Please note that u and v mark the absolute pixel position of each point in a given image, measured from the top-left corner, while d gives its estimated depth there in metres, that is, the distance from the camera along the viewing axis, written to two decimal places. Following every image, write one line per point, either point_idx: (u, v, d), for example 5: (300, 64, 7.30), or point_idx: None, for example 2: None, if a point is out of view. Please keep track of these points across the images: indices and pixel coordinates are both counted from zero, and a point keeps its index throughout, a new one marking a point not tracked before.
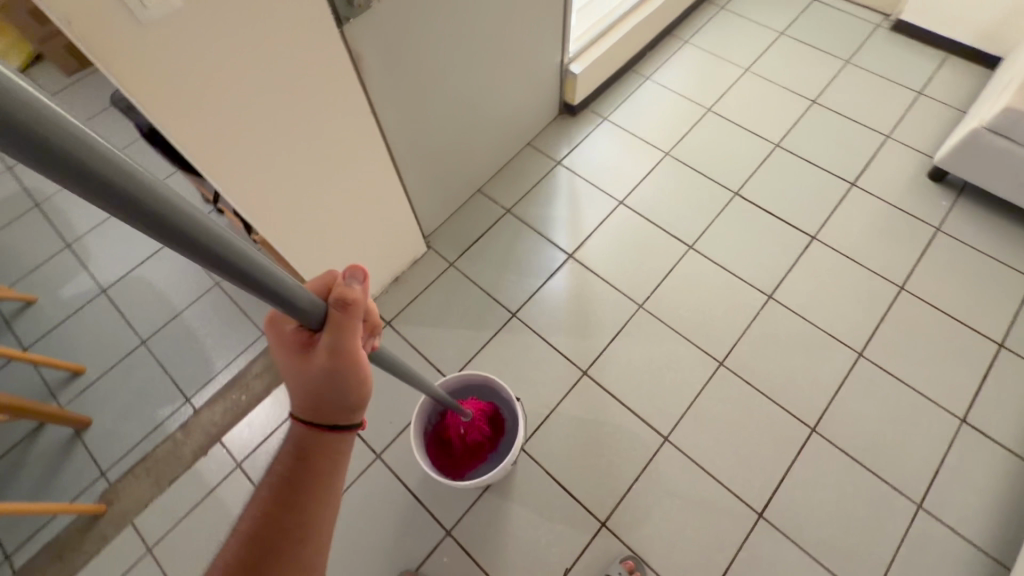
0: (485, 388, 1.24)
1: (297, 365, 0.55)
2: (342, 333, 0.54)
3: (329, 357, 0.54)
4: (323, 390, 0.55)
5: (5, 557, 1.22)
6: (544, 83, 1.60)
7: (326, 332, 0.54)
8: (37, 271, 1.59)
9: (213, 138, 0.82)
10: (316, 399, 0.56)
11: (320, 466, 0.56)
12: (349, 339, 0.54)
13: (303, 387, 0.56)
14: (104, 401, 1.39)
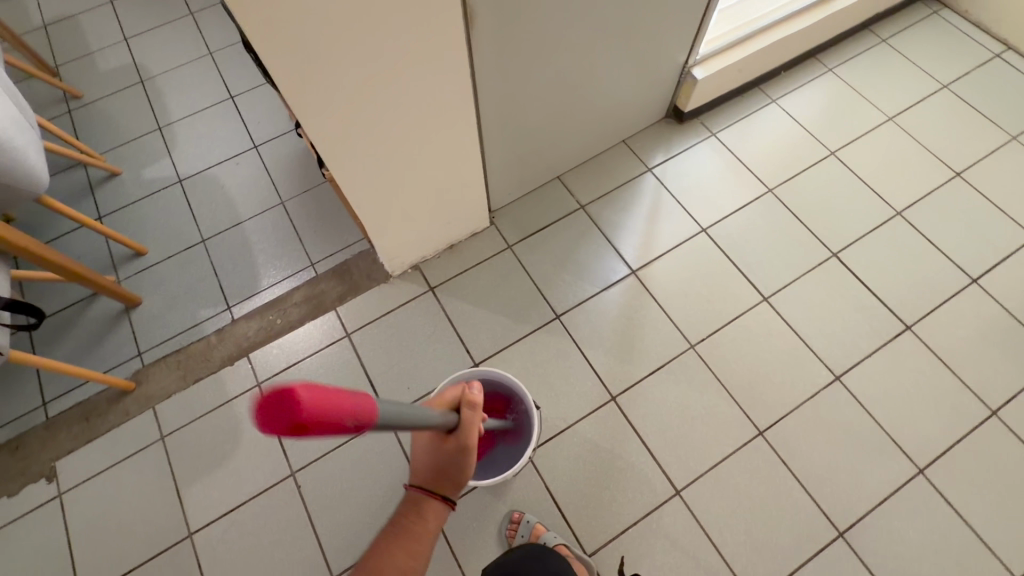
0: (510, 391, 1.18)
1: (431, 449, 0.75)
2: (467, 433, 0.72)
3: (457, 446, 0.72)
4: (443, 468, 0.75)
5: (42, 404, 1.32)
6: (659, 80, 1.47)
7: (459, 430, 0.72)
8: (128, 145, 1.66)
9: (302, 67, 0.78)
10: (436, 475, 0.75)
11: (424, 524, 0.74)
12: (473, 436, 0.73)
13: (430, 463, 0.75)
14: (155, 287, 1.45)
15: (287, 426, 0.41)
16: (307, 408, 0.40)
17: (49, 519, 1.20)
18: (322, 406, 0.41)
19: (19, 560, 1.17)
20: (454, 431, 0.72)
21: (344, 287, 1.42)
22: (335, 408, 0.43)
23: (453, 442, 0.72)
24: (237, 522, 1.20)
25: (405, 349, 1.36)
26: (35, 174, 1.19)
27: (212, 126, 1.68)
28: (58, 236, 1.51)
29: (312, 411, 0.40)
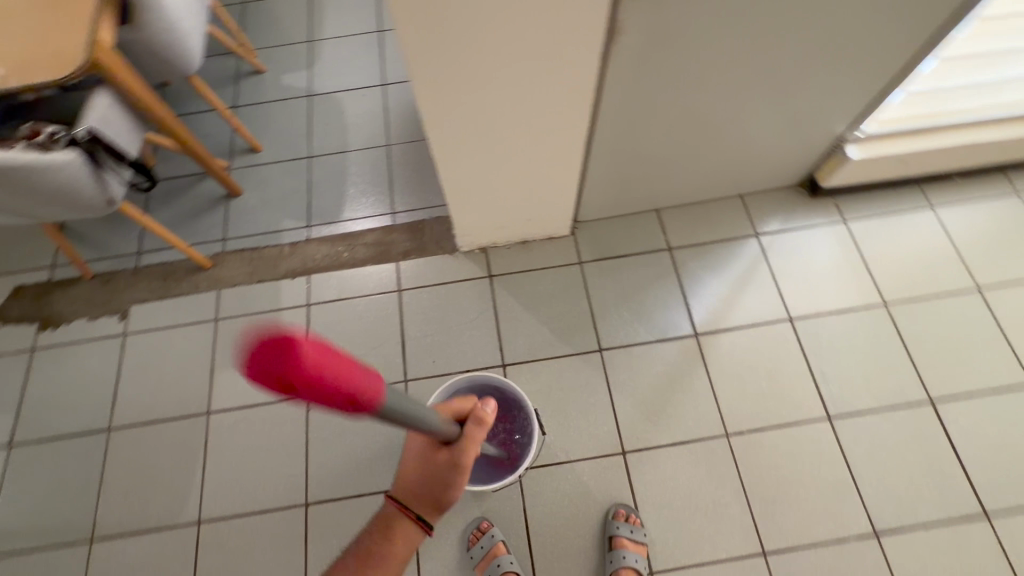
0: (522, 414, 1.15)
1: (421, 459, 0.73)
2: (464, 446, 0.70)
3: (450, 461, 0.71)
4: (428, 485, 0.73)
5: (135, 253, 1.49)
6: (804, 147, 1.31)
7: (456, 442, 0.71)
8: (278, 49, 1.77)
9: (428, 38, 0.76)
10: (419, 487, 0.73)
11: (401, 550, 0.73)
12: (467, 453, 0.70)
13: (414, 470, 0.73)
14: (256, 186, 1.57)
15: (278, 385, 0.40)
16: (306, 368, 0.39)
17: (110, 352, 1.37)
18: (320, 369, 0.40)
19: (79, 376, 1.35)
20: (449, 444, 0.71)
21: (412, 245, 1.45)
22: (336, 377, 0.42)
23: (445, 454, 0.71)
24: (247, 419, 1.30)
25: (444, 323, 1.37)
26: (189, 57, 1.30)
27: (353, 54, 1.75)
28: (197, 113, 1.66)
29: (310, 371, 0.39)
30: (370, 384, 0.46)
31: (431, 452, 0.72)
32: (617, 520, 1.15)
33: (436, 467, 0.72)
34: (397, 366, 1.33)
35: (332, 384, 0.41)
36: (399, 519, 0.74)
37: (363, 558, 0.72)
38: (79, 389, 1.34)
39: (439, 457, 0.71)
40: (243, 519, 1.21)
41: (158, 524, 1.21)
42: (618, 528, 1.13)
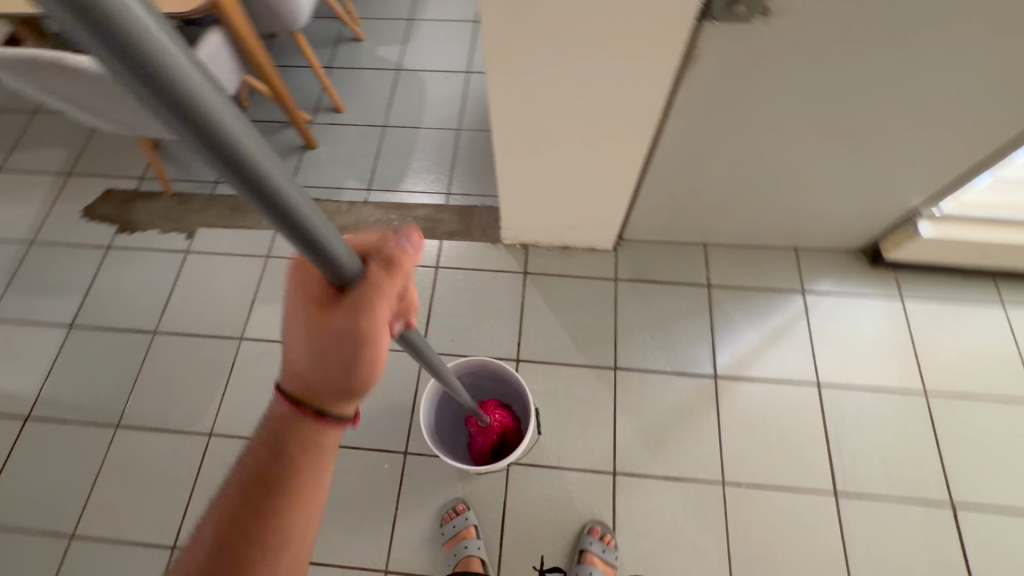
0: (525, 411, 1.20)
1: (298, 324, 0.47)
2: (357, 292, 0.45)
3: (346, 325, 0.45)
4: (327, 369, 0.48)
5: (212, 181, 1.62)
6: (872, 213, 1.26)
7: (344, 285, 0.45)
8: (380, 21, 1.88)
9: (507, 34, 0.80)
10: (306, 368, 0.48)
11: (309, 468, 0.51)
12: (360, 306, 0.45)
13: (292, 343, 0.48)
14: (330, 143, 1.67)
15: None
16: None
17: (171, 264, 1.51)
18: None
19: (141, 279, 1.50)
20: (336, 288, 0.46)
21: (458, 227, 1.51)
22: None
23: (330, 311, 0.45)
24: (273, 353, 1.39)
25: (471, 308, 1.41)
26: (297, 14, 1.40)
27: (447, 38, 1.82)
28: (294, 67, 1.79)
29: None
30: None
31: (311, 316, 0.46)
32: (590, 536, 1.15)
33: (325, 338, 0.46)
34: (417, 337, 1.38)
35: None
36: (295, 428, 0.50)
37: (246, 490, 0.50)
38: (138, 291, 1.48)
39: (322, 323, 0.46)
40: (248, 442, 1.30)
41: (175, 427, 1.32)
42: (590, 544, 1.14)
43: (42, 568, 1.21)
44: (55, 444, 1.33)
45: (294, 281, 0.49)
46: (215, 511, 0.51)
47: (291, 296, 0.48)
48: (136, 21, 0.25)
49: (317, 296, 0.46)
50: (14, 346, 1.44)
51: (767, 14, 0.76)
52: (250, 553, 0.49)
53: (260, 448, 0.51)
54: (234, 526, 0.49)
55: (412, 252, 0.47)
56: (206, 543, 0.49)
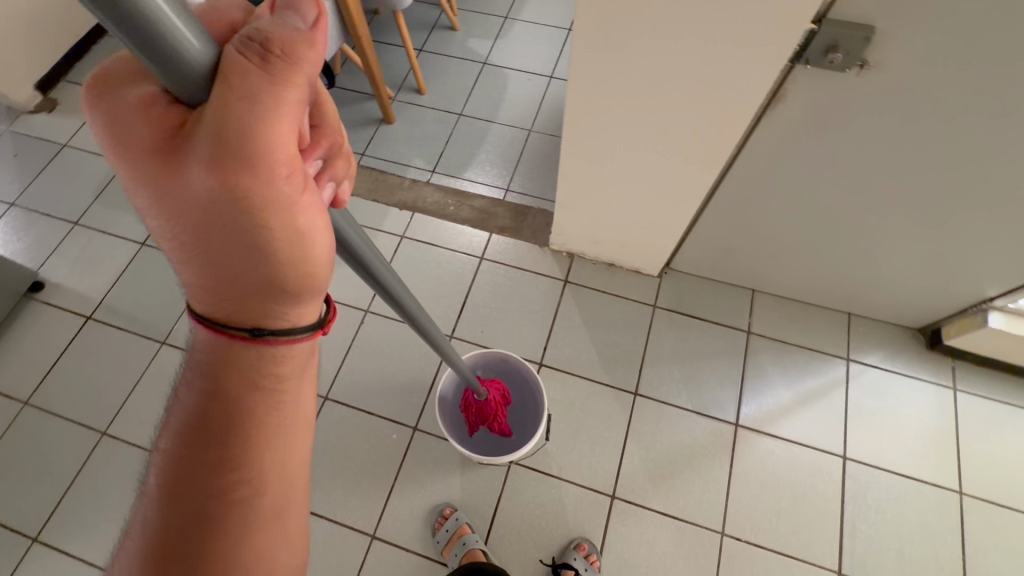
0: (531, 405, 1.23)
1: (171, 176, 0.38)
2: (232, 106, 0.35)
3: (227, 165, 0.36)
4: (236, 240, 0.41)
5: None
6: (940, 293, 1.19)
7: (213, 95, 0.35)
8: (477, 15, 1.93)
9: (596, 43, 0.82)
10: (209, 234, 0.40)
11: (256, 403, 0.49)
12: (237, 120, 0.35)
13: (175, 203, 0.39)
14: (406, 121, 1.73)
15: None
16: None
17: None
18: None
19: None
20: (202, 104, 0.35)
21: (510, 224, 1.53)
22: None
23: (204, 140, 0.36)
24: None
25: (506, 304, 1.43)
26: None
27: (538, 41, 1.86)
28: (389, 44, 1.87)
29: None
30: None
31: (187, 164, 0.37)
32: (575, 552, 1.14)
33: (212, 189, 0.37)
34: (449, 321, 1.42)
35: None
36: (234, 360, 0.48)
37: (193, 440, 0.49)
38: None
39: (198, 164, 0.36)
40: None
41: None
42: (574, 559, 1.13)
43: (72, 455, 1.32)
44: (107, 347, 1.44)
45: (137, 129, 0.37)
46: (168, 465, 0.50)
47: (142, 151, 0.37)
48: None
49: (184, 133, 0.36)
50: (92, 251, 1.58)
51: (864, 66, 0.74)
52: (216, 494, 0.49)
53: (196, 396, 0.49)
54: (193, 482, 0.48)
55: (303, 28, 0.36)
56: (166, 497, 0.49)
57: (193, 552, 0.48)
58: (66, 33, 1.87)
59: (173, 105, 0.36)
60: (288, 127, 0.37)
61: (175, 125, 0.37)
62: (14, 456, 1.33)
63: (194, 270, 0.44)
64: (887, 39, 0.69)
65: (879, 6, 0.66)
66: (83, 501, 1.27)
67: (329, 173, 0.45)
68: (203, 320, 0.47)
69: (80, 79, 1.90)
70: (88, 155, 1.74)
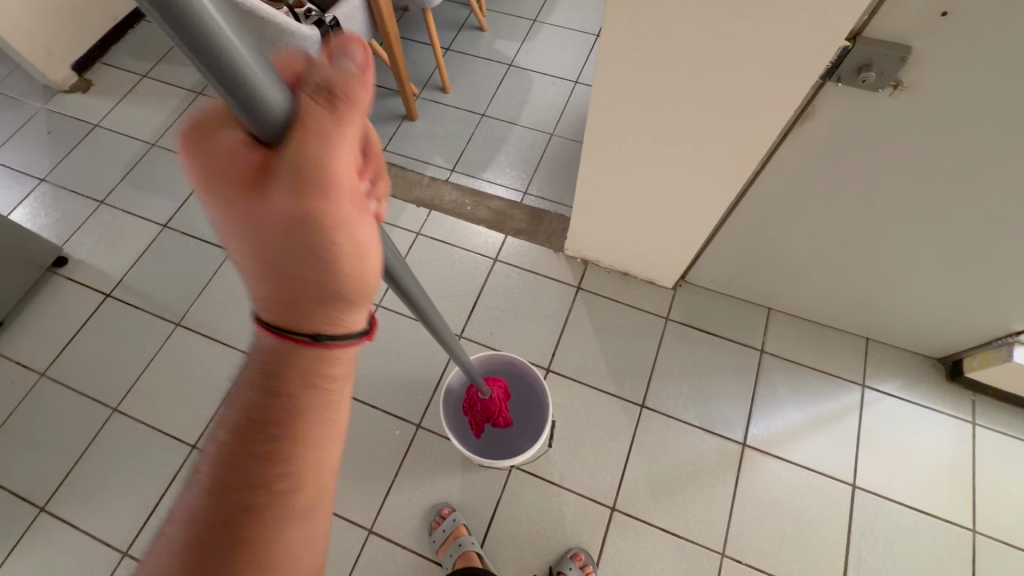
0: (533, 413, 1.22)
1: (242, 214, 0.38)
2: (308, 151, 0.35)
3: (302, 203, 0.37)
4: (303, 270, 0.42)
5: None
6: (963, 324, 1.15)
7: (290, 141, 0.35)
8: (506, 17, 1.94)
9: (622, 49, 0.81)
10: (279, 265, 0.41)
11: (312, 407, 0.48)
12: (315, 165, 0.36)
13: (248, 238, 0.40)
14: (428, 118, 1.74)
15: None
16: None
17: None
18: None
19: None
20: (277, 149, 0.35)
21: (526, 227, 1.53)
22: None
23: (282, 183, 0.36)
24: None
25: (517, 307, 1.43)
26: None
27: (565, 46, 1.85)
28: (416, 42, 1.88)
29: None
30: None
31: (258, 202, 0.37)
32: (571, 562, 1.13)
33: (284, 226, 0.38)
34: (459, 320, 1.42)
35: None
36: (291, 362, 0.47)
37: (243, 431, 0.47)
38: None
39: (273, 202, 0.37)
40: None
41: (225, 339, 1.43)
42: (569, 569, 1.11)
43: (84, 428, 1.35)
44: (123, 325, 1.47)
45: (207, 168, 0.37)
46: (214, 457, 0.48)
47: (213, 188, 0.37)
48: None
49: (254, 176, 0.36)
50: (115, 230, 1.61)
51: (897, 87, 0.72)
52: (262, 493, 0.47)
53: (250, 390, 0.48)
54: (237, 472, 0.47)
55: (355, 72, 0.35)
56: (210, 485, 0.47)
57: (229, 542, 0.46)
58: (104, 17, 1.92)
59: (238, 146, 0.36)
60: (347, 155, 0.37)
61: (243, 165, 0.36)
62: (28, 425, 1.36)
63: (259, 298, 0.44)
64: (923, 60, 0.68)
65: (917, 26, 0.64)
66: (91, 474, 1.29)
67: (375, 194, 0.45)
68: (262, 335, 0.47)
69: (115, 62, 1.94)
70: (117, 136, 1.78)
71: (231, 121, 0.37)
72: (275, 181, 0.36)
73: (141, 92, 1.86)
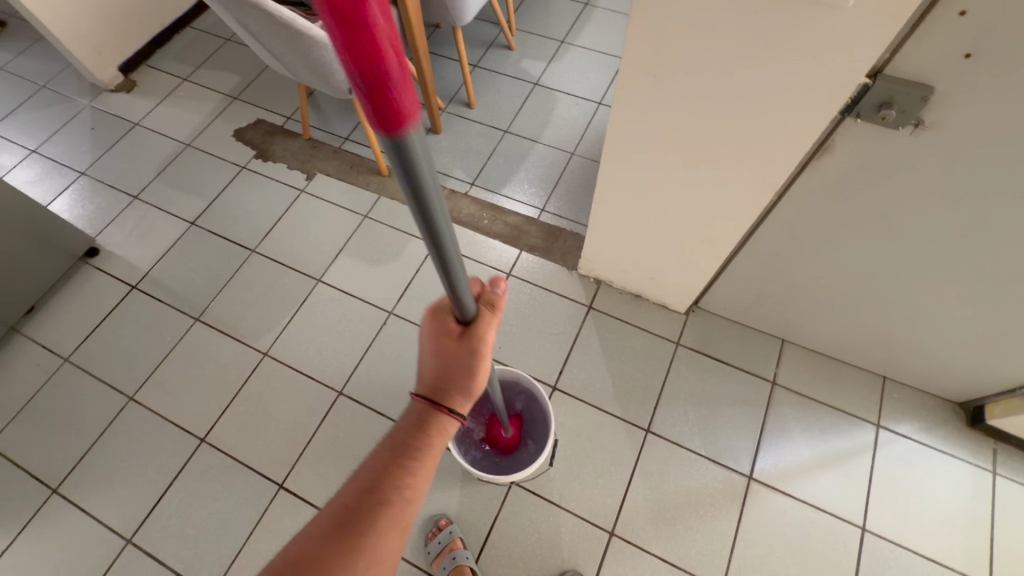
0: (534, 442, 1.21)
1: (441, 352, 0.61)
2: (484, 323, 0.61)
3: (472, 346, 0.60)
4: (455, 381, 0.61)
5: (343, 137, 1.79)
6: (986, 369, 1.12)
7: (476, 322, 0.60)
8: (534, 38, 1.97)
9: (643, 75, 0.82)
10: (444, 385, 0.61)
11: (432, 452, 0.59)
12: (487, 337, 0.61)
13: (432, 371, 0.61)
14: (452, 132, 1.77)
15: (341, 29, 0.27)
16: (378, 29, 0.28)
17: (287, 198, 1.68)
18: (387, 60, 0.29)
19: (259, 202, 1.68)
20: (471, 324, 0.60)
21: (541, 244, 1.54)
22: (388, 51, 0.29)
23: (470, 342, 0.60)
24: (339, 302, 1.49)
25: (527, 322, 1.43)
26: (462, 13, 1.52)
27: (591, 67, 1.88)
28: (446, 58, 1.93)
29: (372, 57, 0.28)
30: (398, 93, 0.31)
31: (452, 347, 0.61)
32: None
33: (458, 356, 0.61)
34: None
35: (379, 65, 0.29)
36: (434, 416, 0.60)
37: (394, 450, 0.58)
38: (254, 212, 1.66)
39: (462, 345, 0.60)
40: (293, 373, 1.40)
41: (240, 337, 1.46)
42: None
43: (100, 414, 1.39)
44: (146, 317, 1.52)
45: (430, 330, 0.62)
46: (368, 464, 0.58)
47: (430, 340, 0.62)
48: (418, 151, 0.36)
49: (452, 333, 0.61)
50: (145, 224, 1.67)
51: (918, 125, 0.71)
52: (388, 498, 0.55)
53: (406, 420, 0.60)
54: (379, 478, 0.56)
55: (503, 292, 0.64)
56: (360, 481, 0.56)
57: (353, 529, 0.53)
58: (152, 22, 2.02)
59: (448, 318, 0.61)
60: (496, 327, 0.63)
61: (448, 326, 0.61)
62: (48, 408, 1.40)
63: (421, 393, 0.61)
64: (946, 101, 0.67)
65: (940, 66, 0.63)
66: (104, 459, 1.33)
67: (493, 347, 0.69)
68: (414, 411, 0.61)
69: (159, 64, 2.04)
70: (155, 135, 1.86)
71: (439, 308, 0.63)
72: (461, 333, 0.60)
73: (181, 94, 1.95)
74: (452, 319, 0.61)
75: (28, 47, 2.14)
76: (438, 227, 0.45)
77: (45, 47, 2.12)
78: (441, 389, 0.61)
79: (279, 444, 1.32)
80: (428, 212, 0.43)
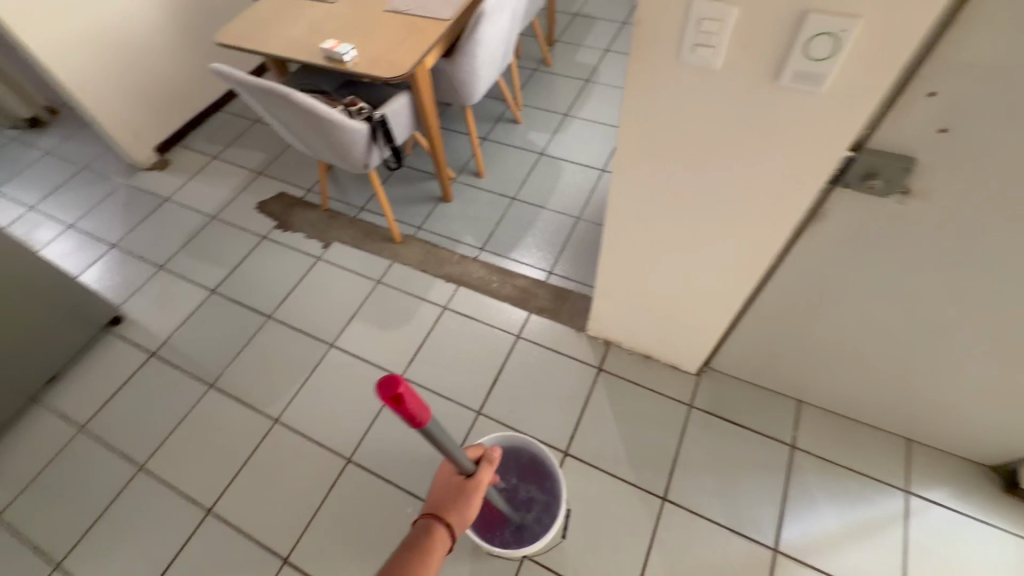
0: (539, 512, 1.17)
1: (447, 491, 0.84)
2: (482, 474, 0.85)
3: (469, 487, 0.83)
4: (455, 506, 0.82)
5: (359, 207, 1.89)
6: (1012, 430, 1.08)
7: (475, 474, 0.84)
8: (539, 112, 2.10)
9: (637, 154, 0.87)
10: (446, 507, 0.81)
11: (436, 549, 0.75)
12: (481, 483, 0.84)
13: (438, 501, 0.82)
14: (462, 201, 1.86)
15: (389, 401, 0.58)
16: (405, 401, 0.58)
17: (303, 265, 1.75)
18: (410, 406, 0.59)
19: (276, 270, 1.75)
20: (472, 474, 0.85)
21: (549, 306, 1.56)
22: (411, 404, 0.59)
23: (468, 486, 0.84)
24: (351, 366, 1.51)
25: (537, 386, 1.42)
26: (470, 93, 1.64)
27: (593, 138, 1.98)
28: (456, 132, 2.07)
29: (406, 407, 0.59)
30: (417, 412, 0.61)
31: (456, 487, 0.84)
32: None
33: (459, 493, 0.83)
34: (477, 397, 1.42)
35: (409, 411, 0.60)
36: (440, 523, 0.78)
37: (413, 541, 0.76)
38: (272, 279, 1.73)
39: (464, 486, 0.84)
40: (304, 440, 1.40)
41: (252, 403, 1.48)
42: None
43: (108, 485, 1.38)
44: (161, 384, 1.55)
45: (441, 476, 0.86)
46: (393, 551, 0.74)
47: (440, 484, 0.85)
48: (433, 423, 0.68)
49: (456, 482, 0.84)
50: (169, 293, 1.74)
51: (906, 193, 0.74)
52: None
53: (420, 523, 0.79)
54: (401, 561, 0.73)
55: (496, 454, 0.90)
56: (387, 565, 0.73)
57: None
58: (186, 108, 2.20)
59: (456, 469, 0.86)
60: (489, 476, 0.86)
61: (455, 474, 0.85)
62: (57, 479, 1.41)
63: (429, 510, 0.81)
64: (928, 171, 0.70)
65: (919, 140, 0.67)
66: (109, 532, 1.31)
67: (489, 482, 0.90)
68: (427, 516, 0.80)
69: (192, 144, 2.20)
70: (183, 209, 1.97)
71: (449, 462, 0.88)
72: (463, 478, 0.84)
73: (210, 172, 2.08)
74: (457, 474, 0.86)
75: (73, 132, 2.33)
76: (448, 447, 0.75)
77: (90, 132, 2.31)
78: (445, 509, 0.81)
79: (286, 515, 1.29)
80: (441, 443, 0.73)
